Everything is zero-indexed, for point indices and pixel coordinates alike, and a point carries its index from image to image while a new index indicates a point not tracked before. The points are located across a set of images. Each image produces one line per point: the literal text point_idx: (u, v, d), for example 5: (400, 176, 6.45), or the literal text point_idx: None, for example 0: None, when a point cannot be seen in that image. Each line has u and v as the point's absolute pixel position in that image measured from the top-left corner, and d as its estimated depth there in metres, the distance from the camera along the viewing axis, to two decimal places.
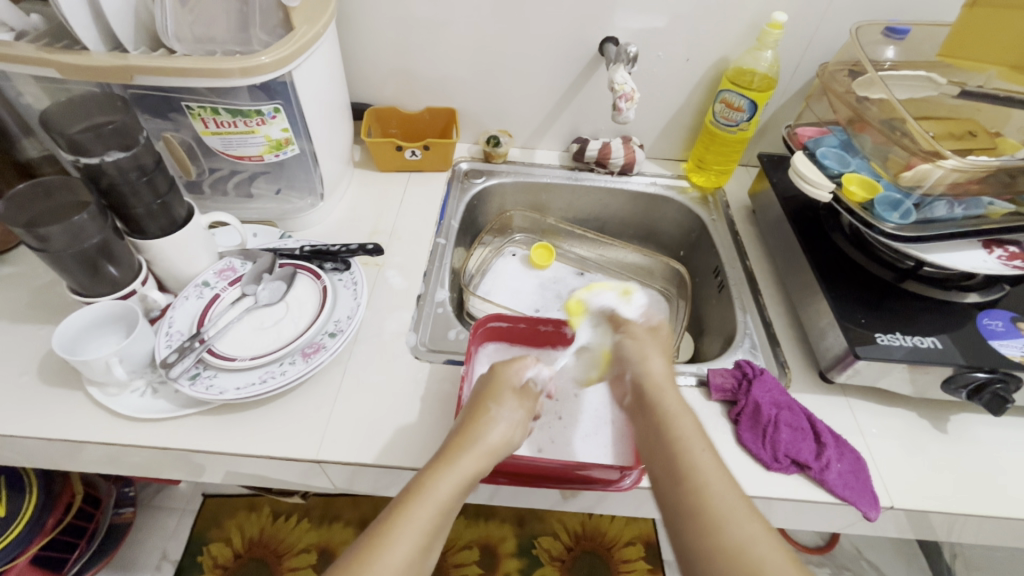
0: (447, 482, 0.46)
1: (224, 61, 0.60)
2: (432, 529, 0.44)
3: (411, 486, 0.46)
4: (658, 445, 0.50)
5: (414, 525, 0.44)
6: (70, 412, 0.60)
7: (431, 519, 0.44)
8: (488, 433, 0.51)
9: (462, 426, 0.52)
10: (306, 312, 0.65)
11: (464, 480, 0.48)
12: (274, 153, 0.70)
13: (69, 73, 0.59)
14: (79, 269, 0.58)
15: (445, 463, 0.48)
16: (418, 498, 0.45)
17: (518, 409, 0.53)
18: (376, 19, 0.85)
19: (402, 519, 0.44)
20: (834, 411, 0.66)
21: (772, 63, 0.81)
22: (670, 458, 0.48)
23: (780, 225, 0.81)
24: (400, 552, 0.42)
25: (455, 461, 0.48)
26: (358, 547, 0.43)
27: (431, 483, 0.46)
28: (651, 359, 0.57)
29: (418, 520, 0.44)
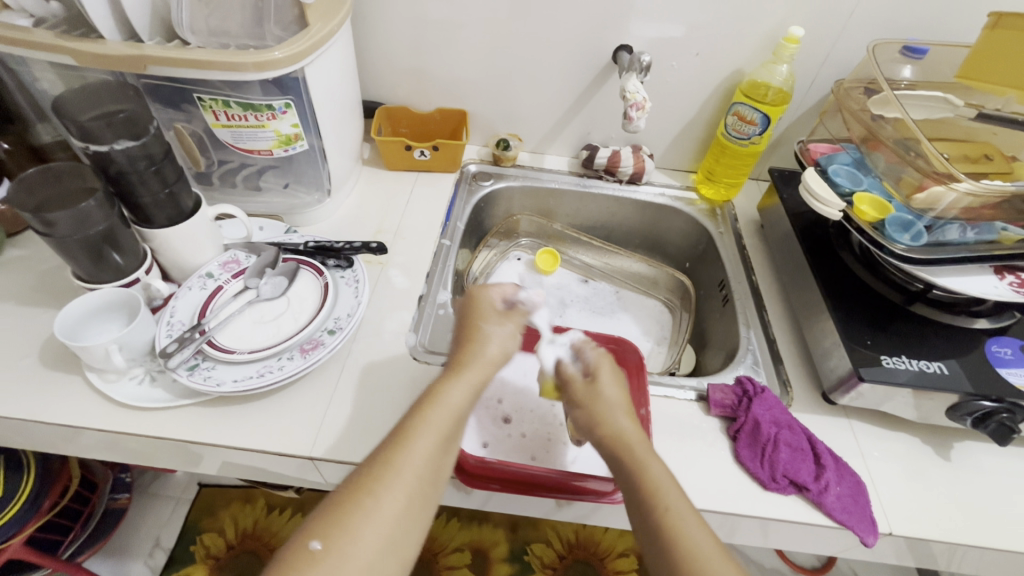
0: (461, 387, 0.48)
1: (238, 55, 0.60)
2: (451, 427, 0.47)
3: (429, 390, 0.48)
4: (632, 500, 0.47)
5: (435, 420, 0.46)
6: (69, 397, 0.60)
7: (448, 417, 0.47)
8: (485, 344, 0.51)
9: (464, 337, 0.53)
10: (306, 308, 0.65)
11: (473, 385, 0.49)
12: (282, 148, 0.70)
13: (85, 61, 0.60)
14: (84, 255, 0.59)
15: (458, 367, 0.50)
16: (437, 400, 0.47)
17: (507, 325, 0.53)
18: (391, 18, 0.86)
19: (423, 420, 0.46)
20: (835, 432, 0.65)
21: (787, 77, 0.80)
22: (644, 515, 0.46)
23: (788, 241, 0.81)
24: (429, 444, 0.45)
25: (462, 372, 0.49)
26: (384, 445, 0.45)
27: (446, 386, 0.48)
28: (612, 410, 0.52)
29: (436, 420, 0.46)
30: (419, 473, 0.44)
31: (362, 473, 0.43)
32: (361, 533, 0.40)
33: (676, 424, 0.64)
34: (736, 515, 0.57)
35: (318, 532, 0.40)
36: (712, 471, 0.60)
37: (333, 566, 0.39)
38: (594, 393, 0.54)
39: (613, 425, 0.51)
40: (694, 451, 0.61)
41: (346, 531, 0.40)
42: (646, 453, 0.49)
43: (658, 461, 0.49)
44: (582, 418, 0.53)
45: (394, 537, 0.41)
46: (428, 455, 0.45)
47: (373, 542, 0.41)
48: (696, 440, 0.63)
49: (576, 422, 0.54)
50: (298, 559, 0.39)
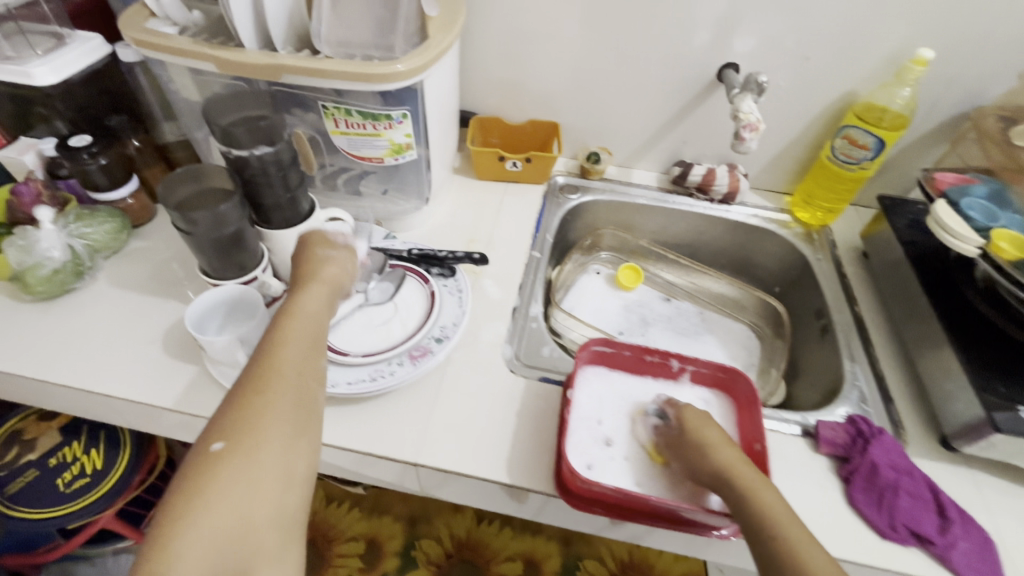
0: (310, 298, 0.51)
1: (362, 65, 0.62)
2: (308, 337, 0.48)
3: (281, 310, 0.50)
4: (752, 530, 0.46)
5: (303, 327, 0.49)
6: (189, 386, 0.63)
7: (305, 327, 0.49)
8: (325, 270, 0.55)
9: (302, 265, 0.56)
10: (413, 314, 0.66)
11: (323, 296, 0.52)
12: (393, 156, 0.72)
13: (224, 68, 0.63)
14: (215, 253, 0.62)
15: (320, 284, 0.53)
16: (289, 315, 0.49)
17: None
18: (493, 30, 0.86)
19: (277, 335, 0.47)
20: (956, 482, 0.61)
21: (909, 101, 0.77)
22: (766, 544, 0.45)
23: (898, 271, 0.77)
24: (285, 353, 0.46)
25: (307, 281, 0.53)
26: (253, 359, 0.46)
27: (297, 302, 0.51)
28: (715, 441, 0.53)
29: (302, 324, 0.49)
30: (284, 378, 0.44)
31: (244, 383, 0.44)
32: (266, 430, 0.41)
33: (781, 459, 0.61)
34: (850, 563, 0.54)
35: (218, 434, 0.41)
36: (822, 512, 0.57)
37: (242, 459, 0.40)
38: (698, 433, 0.55)
39: (716, 459, 0.51)
40: (803, 490, 0.59)
41: (246, 426, 0.41)
42: (760, 482, 0.49)
43: (769, 488, 0.48)
44: (694, 452, 0.54)
45: (296, 433, 0.43)
46: (277, 359, 0.46)
47: (275, 436, 0.42)
48: (805, 479, 0.60)
49: (687, 461, 0.54)
50: (209, 460, 0.39)
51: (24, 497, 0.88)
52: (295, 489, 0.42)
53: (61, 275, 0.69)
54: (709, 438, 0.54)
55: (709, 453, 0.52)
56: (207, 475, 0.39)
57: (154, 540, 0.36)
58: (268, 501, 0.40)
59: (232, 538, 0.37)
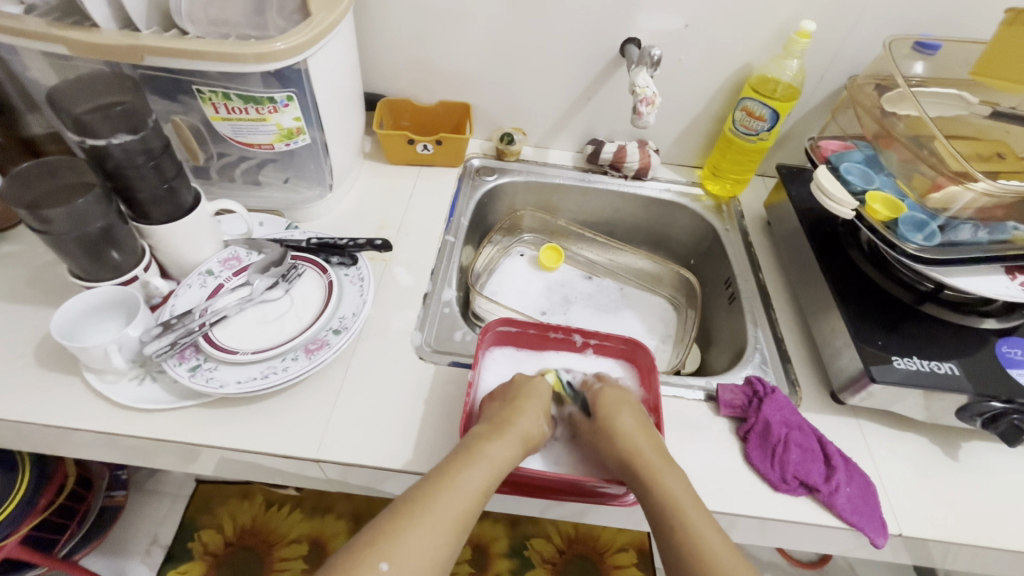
0: (503, 445, 0.51)
1: (239, 44, 0.58)
2: (489, 479, 0.49)
3: (468, 442, 0.52)
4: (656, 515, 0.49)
5: (460, 487, 0.48)
6: (68, 398, 0.59)
7: (487, 473, 0.49)
8: (466, 454, 0.50)
9: (510, 405, 0.56)
10: (310, 307, 0.64)
11: (483, 476, 0.49)
12: (284, 142, 0.69)
13: (79, 51, 0.58)
14: (82, 252, 0.57)
15: (500, 428, 0.53)
16: (474, 459, 0.50)
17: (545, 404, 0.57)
18: (391, 7, 0.83)
19: (448, 475, 0.48)
20: (844, 432, 0.65)
21: (798, 72, 0.80)
22: (667, 530, 0.47)
23: (795, 238, 0.80)
24: (458, 494, 0.47)
25: (467, 459, 0.50)
26: (418, 490, 0.47)
27: (487, 443, 0.51)
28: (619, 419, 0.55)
29: (461, 488, 0.47)
30: (445, 519, 0.46)
31: (395, 514, 0.45)
32: None
33: (685, 425, 0.63)
34: (744, 516, 0.57)
35: None
36: (722, 472, 0.60)
37: None
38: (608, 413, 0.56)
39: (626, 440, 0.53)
40: (703, 452, 0.61)
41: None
42: (663, 468, 0.51)
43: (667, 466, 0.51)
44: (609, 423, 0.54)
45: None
46: (455, 496, 0.47)
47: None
48: (705, 441, 0.62)
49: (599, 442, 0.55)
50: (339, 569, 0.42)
51: None
52: None
53: None
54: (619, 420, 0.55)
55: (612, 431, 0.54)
56: None
57: None
58: None
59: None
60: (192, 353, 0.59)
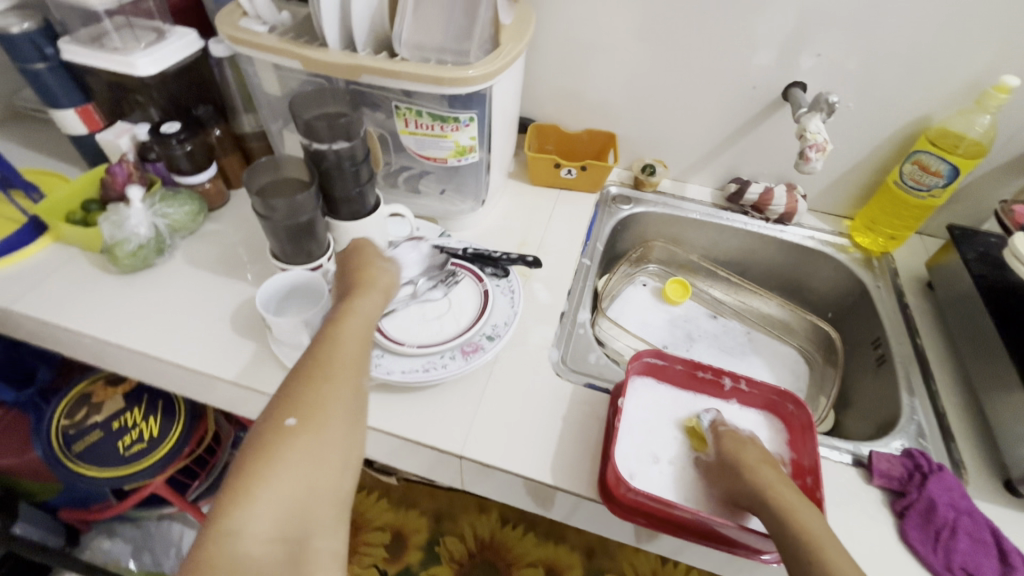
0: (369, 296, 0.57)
1: (437, 69, 0.64)
2: (367, 323, 0.55)
3: (335, 310, 0.56)
4: (787, 551, 0.45)
5: (351, 327, 0.54)
6: (253, 362, 0.67)
7: (361, 320, 0.55)
8: (362, 295, 0.57)
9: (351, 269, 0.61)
10: (466, 312, 0.68)
11: (366, 315, 0.55)
12: (456, 158, 0.74)
13: (307, 66, 0.67)
14: (287, 238, 0.65)
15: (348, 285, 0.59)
16: (348, 309, 0.55)
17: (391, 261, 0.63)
18: (558, 40, 0.88)
19: (342, 324, 0.54)
20: (1019, 529, 0.58)
21: (989, 129, 0.74)
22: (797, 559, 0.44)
23: (966, 303, 0.73)
24: (353, 335, 0.53)
25: (352, 308, 0.55)
26: (319, 343, 0.52)
27: (352, 298, 0.57)
28: (760, 466, 0.53)
29: (354, 321, 0.54)
30: (352, 361, 0.51)
31: (304, 379, 0.49)
32: (324, 422, 0.47)
33: (832, 488, 0.60)
34: None
35: (276, 422, 0.46)
36: (874, 546, 0.55)
37: (302, 445, 0.45)
38: (737, 454, 0.55)
39: (757, 479, 0.52)
40: (853, 520, 0.57)
41: (276, 436, 0.45)
42: (800, 505, 0.48)
43: (811, 511, 0.47)
44: (735, 471, 0.54)
45: (352, 415, 0.49)
46: (353, 337, 0.53)
47: (337, 416, 0.48)
48: (855, 510, 0.58)
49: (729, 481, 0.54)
50: (279, 434, 0.45)
51: (88, 453, 0.94)
52: (346, 472, 0.47)
53: (145, 251, 0.74)
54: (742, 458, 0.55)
55: (738, 462, 0.54)
56: (275, 447, 0.45)
57: (287, 492, 0.43)
58: (324, 481, 0.45)
59: (291, 512, 0.43)
60: None
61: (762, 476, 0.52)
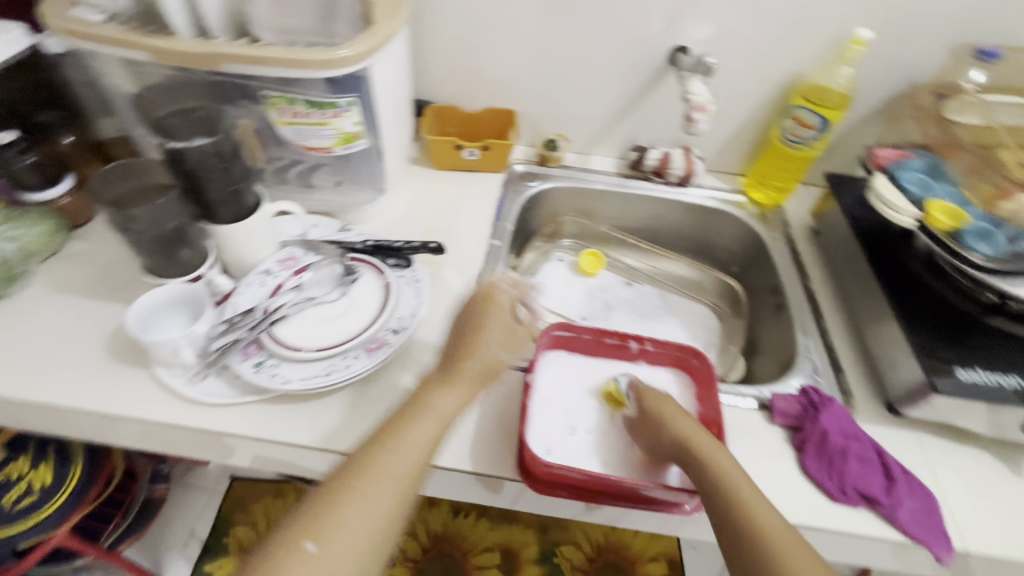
0: (447, 397, 0.53)
1: (308, 52, 0.60)
2: (433, 431, 0.52)
3: (406, 402, 0.54)
4: (709, 495, 0.48)
5: (409, 433, 0.50)
6: (136, 390, 0.61)
7: (429, 423, 0.52)
8: (466, 368, 0.55)
9: (463, 343, 0.58)
10: (368, 308, 0.65)
11: (431, 421, 0.52)
12: (343, 146, 0.70)
13: (157, 57, 0.60)
14: (156, 249, 0.61)
15: (433, 381, 0.55)
16: (421, 412, 0.52)
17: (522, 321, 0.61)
18: (444, 17, 0.85)
19: (398, 428, 0.51)
20: (901, 445, 0.64)
21: (850, 80, 0.80)
22: (716, 504, 0.48)
23: (846, 246, 0.79)
24: (401, 448, 0.49)
25: (418, 416, 0.52)
26: (363, 451, 0.49)
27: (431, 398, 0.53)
28: (681, 415, 0.54)
29: (425, 425, 0.51)
30: (398, 472, 0.48)
31: (331, 496, 0.46)
32: (341, 543, 0.44)
33: (739, 433, 0.63)
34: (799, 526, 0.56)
35: (298, 543, 0.44)
36: (778, 482, 0.59)
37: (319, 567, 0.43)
38: (654, 405, 0.57)
39: (674, 426, 0.53)
40: (760, 461, 0.60)
41: (298, 558, 0.43)
42: (714, 447, 0.51)
43: (724, 454, 0.50)
44: (653, 422, 0.56)
45: (384, 531, 0.46)
46: (408, 449, 0.50)
47: (365, 535, 0.45)
48: (761, 450, 0.61)
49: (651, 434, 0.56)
50: (293, 557, 0.43)
51: None
52: None
53: None
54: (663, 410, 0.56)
55: (658, 413, 0.56)
56: (288, 567, 0.42)
57: None
58: None
59: None
60: (255, 349, 0.61)
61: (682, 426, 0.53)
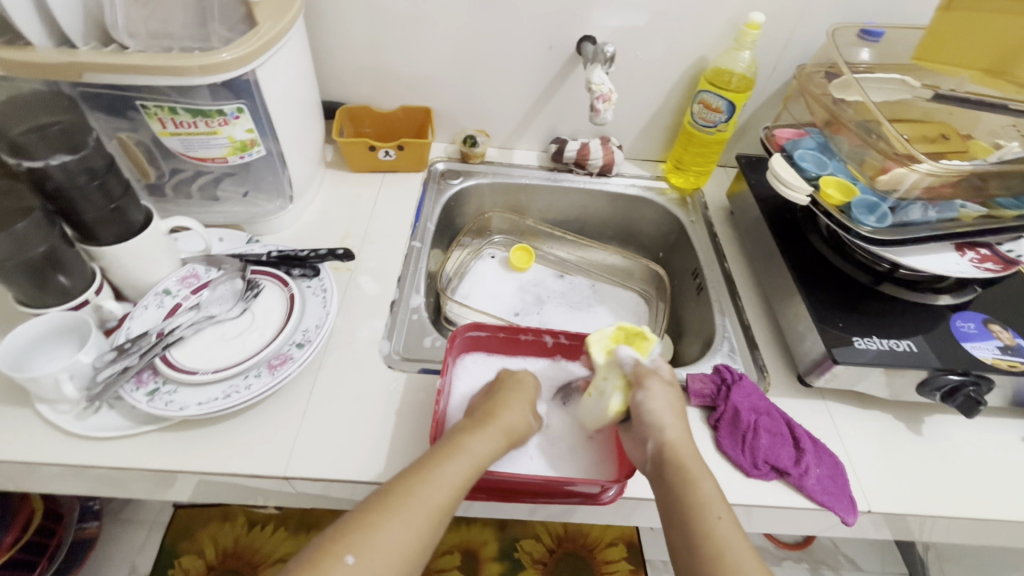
0: (482, 438, 0.52)
1: (183, 58, 0.57)
2: (468, 472, 0.50)
3: (448, 438, 0.52)
4: (678, 514, 0.49)
5: (450, 467, 0.49)
6: (19, 431, 0.56)
7: (468, 465, 0.50)
8: (501, 418, 0.55)
9: (489, 402, 0.57)
10: (272, 322, 0.62)
11: (489, 445, 0.52)
12: (238, 154, 0.67)
13: (9, 70, 0.55)
14: (26, 278, 0.55)
15: (474, 425, 0.54)
16: (456, 452, 0.50)
17: (529, 396, 0.60)
18: (345, 14, 0.82)
19: (439, 462, 0.49)
20: (811, 414, 0.66)
21: (750, 63, 0.80)
22: (686, 526, 0.48)
23: (757, 226, 0.81)
24: (439, 483, 0.48)
25: (451, 453, 0.50)
26: (398, 480, 0.48)
27: (464, 441, 0.51)
28: (512, 406, 0.57)
29: (461, 463, 0.50)
30: (424, 506, 0.46)
31: (363, 518, 0.45)
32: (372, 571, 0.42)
33: None
34: None
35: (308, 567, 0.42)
36: None
37: None
38: (639, 404, 0.53)
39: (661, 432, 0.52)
40: None
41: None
42: (697, 466, 0.51)
43: (708, 478, 0.51)
44: (645, 414, 0.53)
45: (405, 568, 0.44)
46: (441, 485, 0.48)
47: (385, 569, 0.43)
48: None
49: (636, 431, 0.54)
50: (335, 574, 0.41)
51: None
52: None
53: None
54: (649, 408, 0.53)
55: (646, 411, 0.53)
56: None
57: None
58: None
59: None
60: (150, 375, 0.58)
61: (511, 419, 0.56)
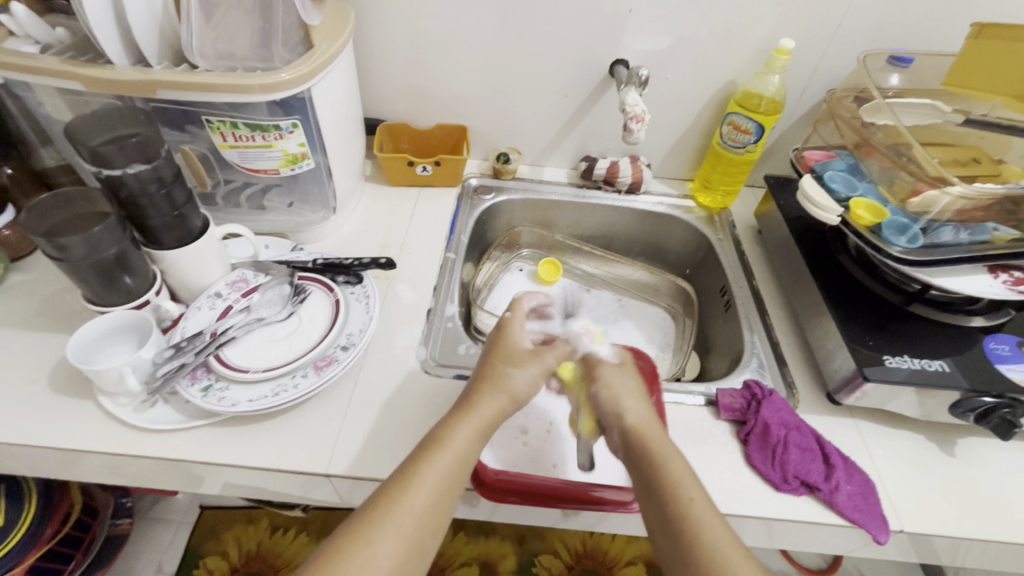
0: (463, 429, 0.49)
1: (246, 77, 0.61)
2: (453, 469, 0.47)
3: (429, 434, 0.50)
4: (652, 491, 0.48)
5: (432, 468, 0.46)
6: (81, 421, 0.60)
7: (451, 462, 0.47)
8: (484, 398, 0.53)
9: (475, 386, 0.55)
10: (318, 325, 0.66)
11: (474, 432, 0.50)
12: (289, 167, 0.71)
13: (92, 87, 0.60)
14: (95, 279, 0.59)
15: (459, 414, 0.51)
16: (439, 449, 0.48)
17: (528, 366, 0.57)
18: (390, 38, 0.87)
19: (421, 463, 0.47)
20: (841, 432, 0.66)
21: (780, 87, 0.83)
22: (662, 508, 0.46)
23: (785, 245, 0.82)
24: (419, 492, 0.45)
25: (433, 454, 0.48)
26: (379, 492, 0.45)
27: (448, 433, 0.49)
28: (497, 384, 0.54)
29: (442, 462, 0.47)
30: (413, 515, 0.43)
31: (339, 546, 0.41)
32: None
33: (686, 429, 0.65)
34: (747, 516, 0.58)
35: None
36: (725, 475, 0.61)
37: None
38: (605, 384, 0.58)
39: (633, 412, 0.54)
40: (706, 456, 0.62)
41: None
42: (668, 447, 0.51)
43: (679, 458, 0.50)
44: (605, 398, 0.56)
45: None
46: (425, 489, 0.45)
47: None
48: (708, 445, 0.63)
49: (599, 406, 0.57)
50: None
51: None
52: None
53: None
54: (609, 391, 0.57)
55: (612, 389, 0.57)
56: None
57: None
58: None
59: None
60: (203, 372, 0.61)
61: (495, 400, 0.53)
